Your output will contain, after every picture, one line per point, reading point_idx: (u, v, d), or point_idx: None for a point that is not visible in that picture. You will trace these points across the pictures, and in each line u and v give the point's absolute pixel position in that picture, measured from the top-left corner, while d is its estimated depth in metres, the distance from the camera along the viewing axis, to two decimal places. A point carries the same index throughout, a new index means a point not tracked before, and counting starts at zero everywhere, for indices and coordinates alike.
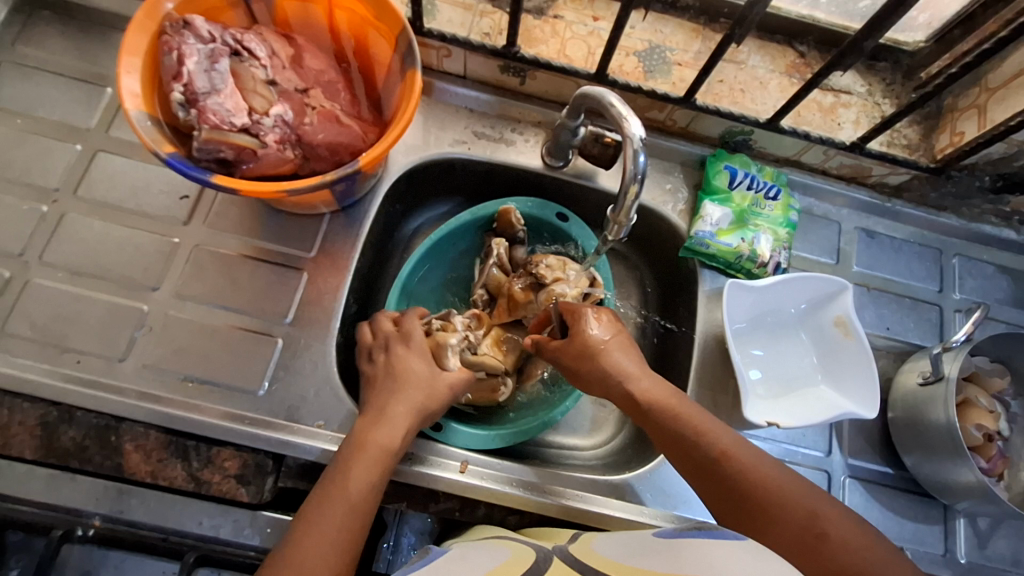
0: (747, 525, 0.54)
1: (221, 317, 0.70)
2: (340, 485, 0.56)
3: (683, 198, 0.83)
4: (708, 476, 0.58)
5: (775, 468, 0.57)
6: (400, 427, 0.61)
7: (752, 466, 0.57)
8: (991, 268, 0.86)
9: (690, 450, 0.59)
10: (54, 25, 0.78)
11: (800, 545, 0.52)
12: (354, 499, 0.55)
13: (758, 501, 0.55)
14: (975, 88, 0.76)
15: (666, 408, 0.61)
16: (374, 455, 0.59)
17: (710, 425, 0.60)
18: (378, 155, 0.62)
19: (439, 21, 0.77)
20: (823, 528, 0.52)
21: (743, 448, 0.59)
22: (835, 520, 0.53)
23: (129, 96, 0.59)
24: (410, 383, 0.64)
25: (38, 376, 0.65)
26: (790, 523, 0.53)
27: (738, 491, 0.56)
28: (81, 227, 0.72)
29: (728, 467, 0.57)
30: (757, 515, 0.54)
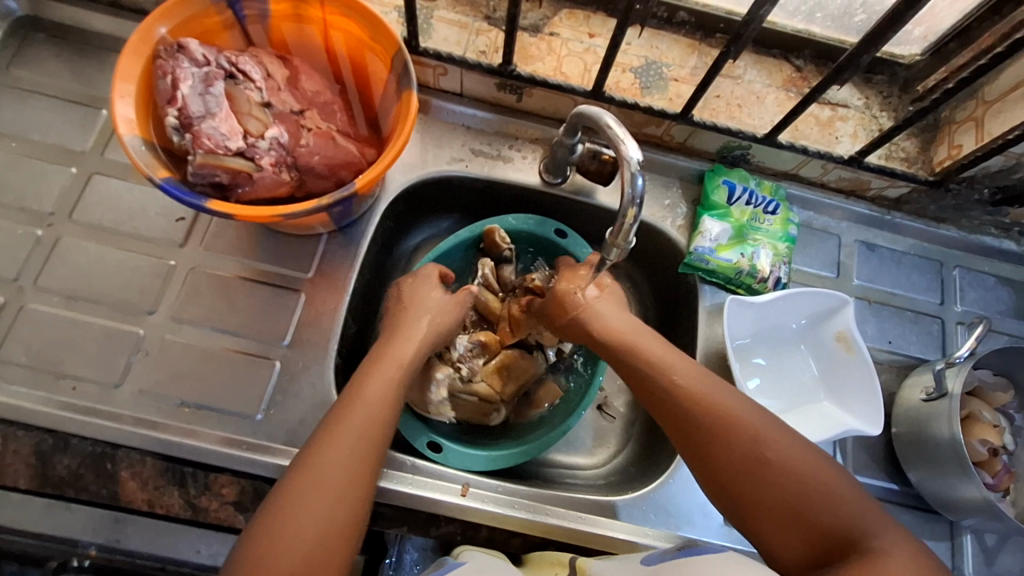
0: (702, 453, 0.57)
1: (218, 340, 0.70)
2: (318, 468, 0.52)
3: (682, 213, 0.83)
4: (663, 409, 0.60)
5: (730, 398, 0.58)
6: (377, 400, 0.57)
7: (706, 393, 0.59)
8: (992, 279, 0.85)
9: (649, 385, 0.61)
10: (49, 47, 0.78)
11: (745, 471, 0.55)
12: (336, 482, 0.52)
13: (709, 428, 0.57)
14: (972, 101, 0.76)
15: (631, 346, 0.64)
16: (352, 427, 0.55)
17: (666, 358, 0.62)
18: (375, 177, 0.62)
19: (435, 39, 0.77)
20: (766, 456, 0.55)
21: (696, 380, 0.60)
22: (778, 447, 0.55)
23: (123, 122, 0.58)
24: (382, 364, 0.61)
25: (33, 403, 0.64)
26: (735, 450, 0.55)
27: (692, 423, 0.58)
28: (76, 251, 0.71)
29: (685, 399, 0.59)
30: (705, 443, 0.57)
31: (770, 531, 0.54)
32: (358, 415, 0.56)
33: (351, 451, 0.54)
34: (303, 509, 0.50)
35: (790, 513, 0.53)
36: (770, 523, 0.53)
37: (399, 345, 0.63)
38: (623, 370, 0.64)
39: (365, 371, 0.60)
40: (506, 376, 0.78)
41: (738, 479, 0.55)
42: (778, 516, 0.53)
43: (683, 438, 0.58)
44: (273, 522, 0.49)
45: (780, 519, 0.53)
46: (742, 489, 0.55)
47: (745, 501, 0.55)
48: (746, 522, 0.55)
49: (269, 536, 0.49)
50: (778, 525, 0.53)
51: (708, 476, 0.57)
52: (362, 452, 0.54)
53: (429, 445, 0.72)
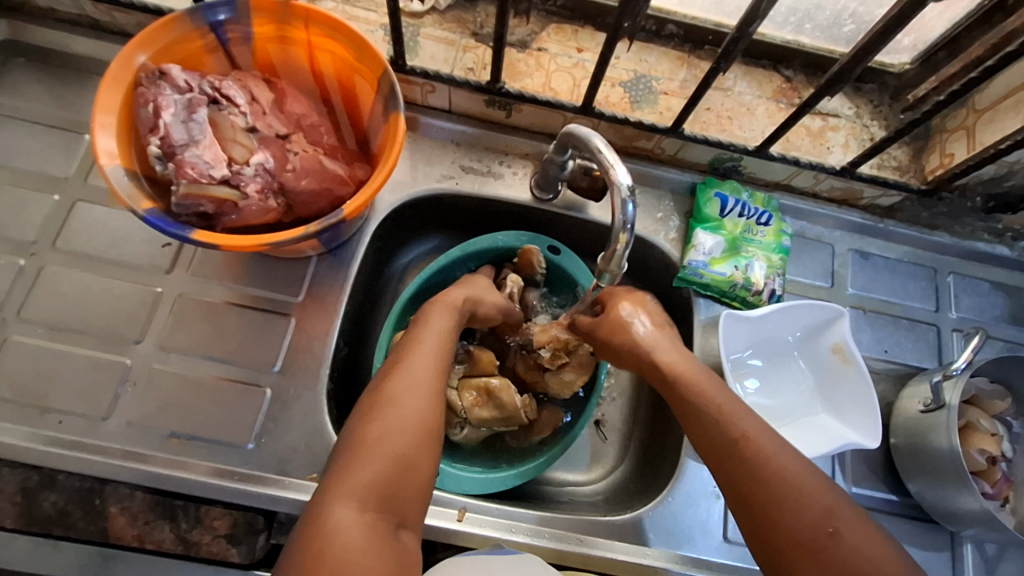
0: (760, 509, 0.52)
1: (208, 368, 0.68)
2: (406, 363, 0.58)
3: (674, 226, 0.82)
4: (725, 458, 0.56)
5: (801, 463, 0.54)
6: (443, 326, 0.64)
7: (776, 456, 0.54)
8: (986, 285, 0.85)
9: (711, 432, 0.57)
10: (28, 72, 0.77)
11: (807, 543, 0.50)
12: (424, 380, 0.57)
13: (774, 486, 0.52)
14: (962, 109, 0.76)
15: (695, 392, 0.60)
16: (428, 346, 0.61)
17: (735, 412, 0.58)
18: (363, 202, 0.61)
19: (422, 57, 0.76)
20: (836, 528, 0.50)
21: (767, 436, 0.56)
22: (854, 526, 0.50)
23: (105, 153, 0.57)
24: (441, 301, 0.67)
25: (18, 439, 0.63)
26: (805, 516, 0.51)
27: (753, 478, 0.53)
28: (60, 280, 0.70)
29: (750, 454, 0.54)
30: (767, 502, 0.52)
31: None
32: (431, 332, 0.62)
33: (433, 357, 0.60)
34: (402, 394, 0.54)
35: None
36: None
37: (455, 290, 0.69)
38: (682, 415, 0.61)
39: (431, 304, 0.67)
40: (487, 399, 0.74)
41: (797, 551, 0.50)
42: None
43: (741, 493, 0.54)
44: (372, 406, 0.54)
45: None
46: (801, 561, 0.50)
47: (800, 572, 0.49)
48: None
49: (370, 425, 0.52)
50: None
51: (765, 539, 0.52)
52: (439, 362, 0.60)
53: None
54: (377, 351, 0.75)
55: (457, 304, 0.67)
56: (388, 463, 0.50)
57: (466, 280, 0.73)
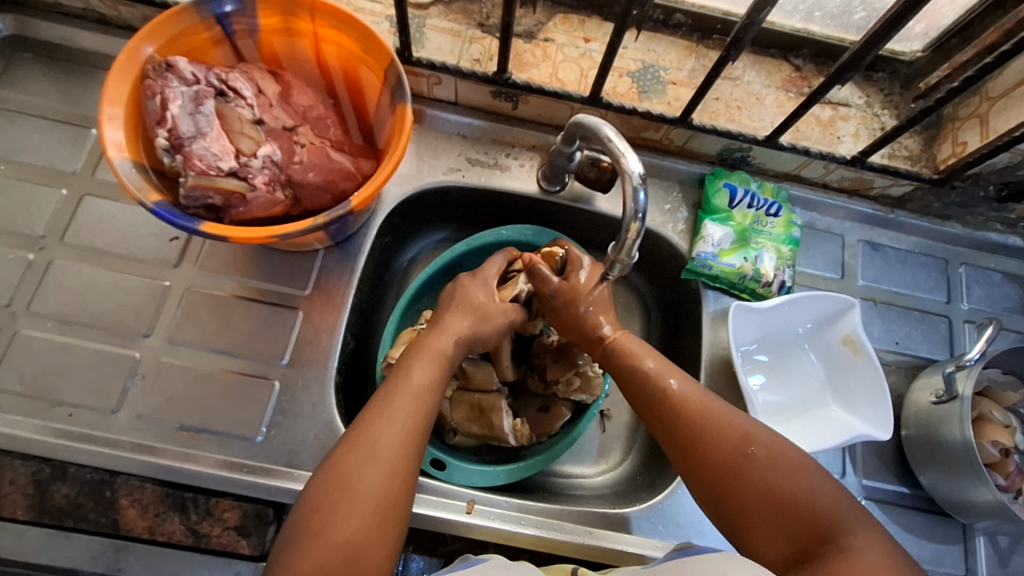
0: (688, 446, 0.57)
1: (216, 361, 0.69)
2: (375, 426, 0.54)
3: (682, 218, 0.81)
4: (653, 410, 0.61)
5: (718, 401, 0.59)
6: (425, 380, 0.58)
7: (693, 397, 0.59)
8: (998, 276, 0.84)
9: (638, 386, 0.62)
10: (35, 66, 0.77)
11: (729, 467, 0.55)
12: (390, 449, 0.53)
13: (695, 427, 0.57)
14: (976, 97, 0.75)
15: (621, 347, 0.65)
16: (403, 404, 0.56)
17: (661, 365, 0.62)
18: (370, 194, 0.61)
19: (428, 48, 0.76)
20: (753, 449, 0.55)
21: (685, 382, 0.61)
22: (768, 442, 0.55)
23: (112, 146, 0.57)
24: (431, 346, 0.61)
25: (30, 432, 0.63)
26: (726, 446, 0.55)
27: (679, 421, 0.58)
28: (69, 274, 0.70)
29: (674, 402, 0.59)
30: (692, 439, 0.57)
31: (756, 528, 0.53)
32: (411, 388, 0.57)
33: (410, 418, 0.55)
34: (365, 466, 0.52)
35: (776, 508, 0.52)
36: (757, 517, 0.52)
37: (452, 322, 0.64)
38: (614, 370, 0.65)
39: (419, 346, 0.61)
40: (478, 416, 0.73)
41: (718, 473, 0.55)
42: (763, 511, 0.52)
43: (671, 437, 0.59)
44: (339, 474, 0.52)
45: (765, 515, 0.52)
46: (728, 486, 0.54)
47: (729, 498, 0.54)
48: (732, 519, 0.54)
49: (334, 492, 0.51)
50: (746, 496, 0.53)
51: (698, 478, 0.56)
52: (412, 426, 0.55)
53: (433, 463, 0.71)
54: (383, 345, 0.74)
55: (447, 347, 0.62)
56: (360, 520, 0.50)
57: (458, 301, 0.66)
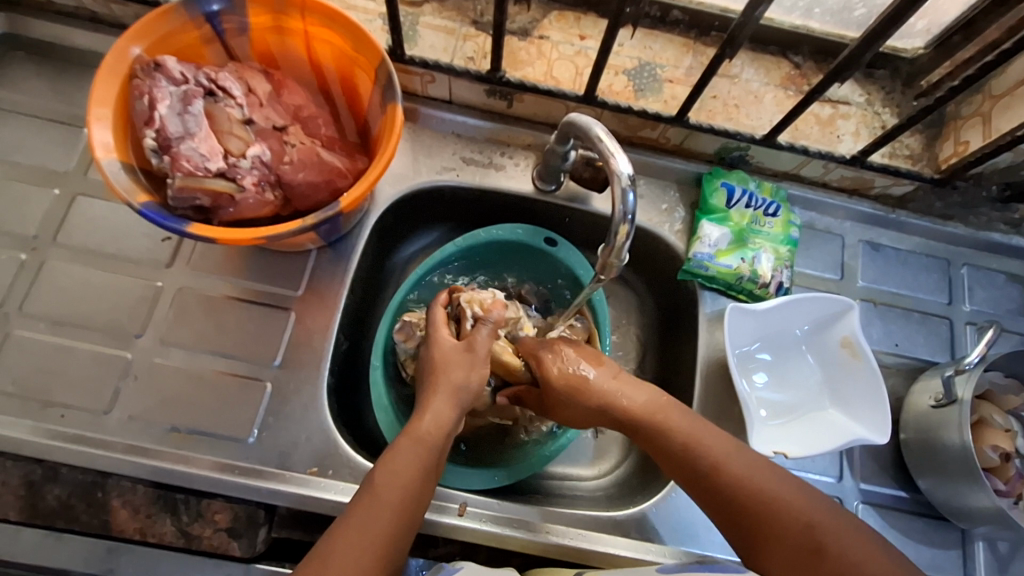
0: (747, 533, 0.55)
1: (208, 362, 0.68)
2: (353, 539, 0.51)
3: (679, 218, 0.80)
4: (702, 491, 0.58)
5: (776, 480, 0.56)
6: (408, 473, 0.55)
7: (744, 478, 0.56)
8: (1001, 277, 0.83)
9: (683, 464, 0.59)
10: (28, 65, 0.76)
11: (796, 560, 0.52)
12: (367, 562, 0.50)
13: (750, 515, 0.55)
14: (979, 95, 0.73)
15: (659, 424, 0.60)
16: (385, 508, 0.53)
17: (705, 437, 0.59)
18: (360, 194, 0.60)
19: (421, 46, 0.75)
20: (819, 542, 0.52)
21: (736, 460, 0.57)
22: (834, 532, 0.53)
23: (100, 146, 0.57)
24: (417, 433, 0.58)
25: (22, 433, 0.63)
26: (788, 539, 0.53)
27: (733, 505, 0.56)
28: (61, 275, 0.70)
29: (726, 481, 0.56)
30: (752, 527, 0.55)
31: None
32: (396, 479, 0.55)
33: (398, 500, 0.54)
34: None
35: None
36: None
37: (435, 406, 0.60)
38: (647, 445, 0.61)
39: (405, 434, 0.58)
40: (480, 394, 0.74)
41: (786, 561, 0.53)
42: None
43: (727, 520, 0.56)
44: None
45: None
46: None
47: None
48: None
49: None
50: None
51: (759, 566, 0.55)
52: (391, 534, 0.53)
53: None
54: (376, 345, 0.74)
55: (435, 436, 0.58)
56: None
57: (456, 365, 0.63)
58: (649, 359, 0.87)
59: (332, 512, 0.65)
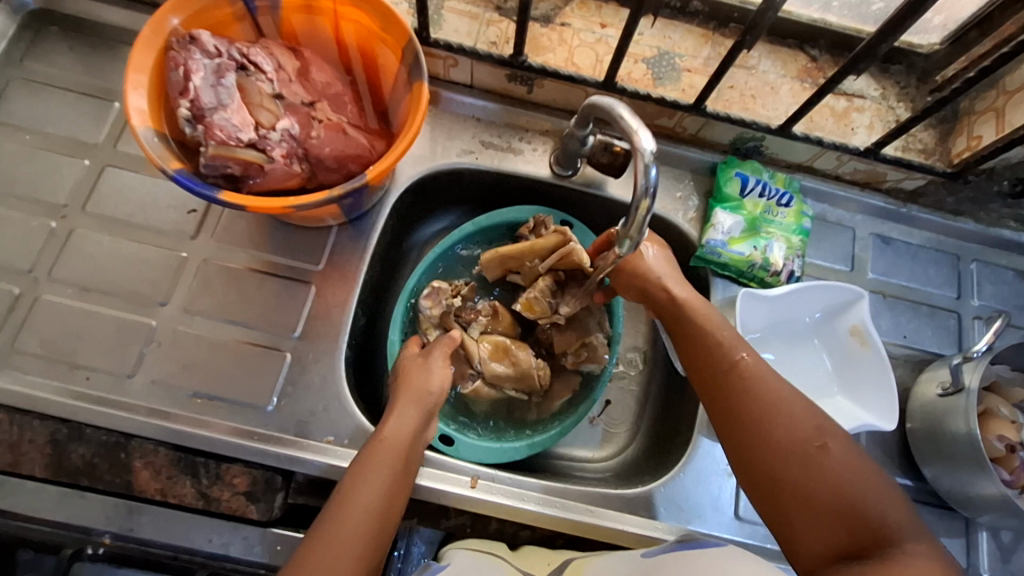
0: (748, 427, 0.56)
1: (230, 332, 0.70)
2: (370, 462, 0.58)
3: (693, 206, 0.82)
4: (716, 382, 0.60)
5: (787, 385, 0.58)
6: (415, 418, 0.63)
7: (763, 377, 0.58)
8: (1009, 273, 0.84)
9: (710, 356, 0.61)
10: (62, 40, 0.78)
11: (798, 457, 0.54)
12: (389, 476, 0.58)
13: (766, 406, 0.56)
14: (992, 91, 0.74)
15: (699, 319, 0.64)
16: (386, 458, 0.59)
17: (732, 338, 0.62)
18: (386, 168, 0.62)
19: (446, 30, 0.76)
20: (824, 443, 0.54)
21: (758, 361, 0.60)
22: (840, 438, 0.55)
23: (136, 113, 0.59)
24: (415, 387, 0.65)
25: (49, 393, 0.65)
26: (796, 430, 0.55)
27: (745, 396, 0.57)
28: (89, 242, 0.71)
29: (743, 375, 0.59)
30: (755, 417, 0.56)
31: (807, 527, 0.52)
32: (370, 479, 0.57)
33: (373, 494, 0.56)
34: (368, 496, 0.56)
35: (836, 507, 0.51)
36: (806, 505, 0.52)
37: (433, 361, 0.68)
38: (684, 342, 0.64)
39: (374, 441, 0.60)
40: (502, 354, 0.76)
41: (788, 461, 0.54)
42: (826, 502, 0.52)
43: (729, 412, 0.58)
44: (342, 490, 0.57)
45: (826, 513, 0.52)
46: (778, 466, 0.54)
47: (787, 481, 0.53)
48: (781, 512, 0.53)
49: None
50: (801, 483, 0.53)
51: (752, 461, 0.56)
52: (405, 461, 0.60)
53: (440, 437, 0.72)
54: (393, 321, 0.76)
55: (401, 441, 0.61)
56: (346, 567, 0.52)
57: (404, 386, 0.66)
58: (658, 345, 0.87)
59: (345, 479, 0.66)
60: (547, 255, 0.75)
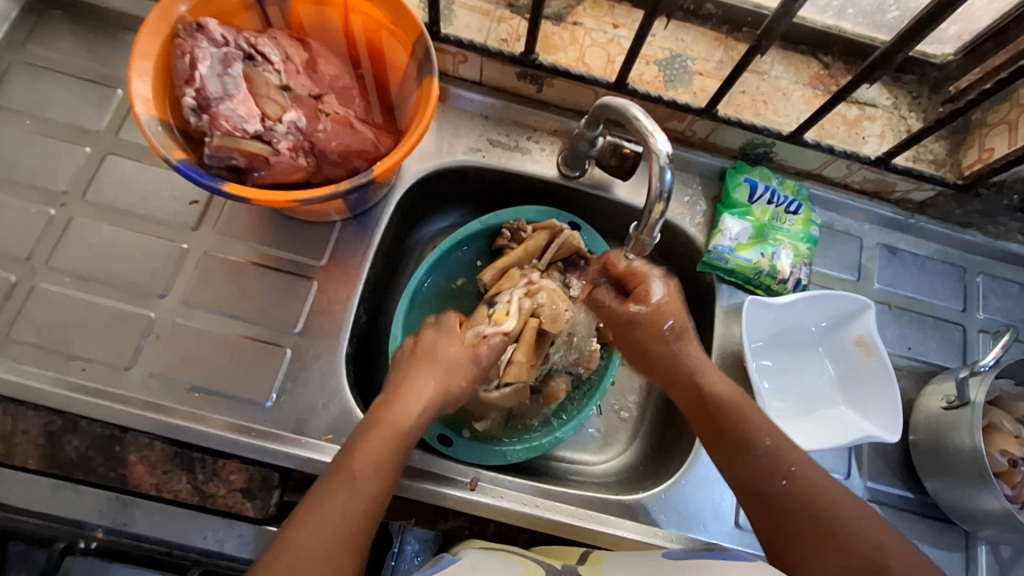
0: (799, 536, 0.55)
1: (230, 326, 0.69)
2: (325, 516, 0.53)
3: (701, 211, 0.81)
4: (762, 494, 0.58)
5: (853, 504, 0.55)
6: (369, 464, 0.56)
7: (821, 491, 0.56)
8: (1016, 287, 0.84)
9: (758, 466, 0.59)
10: (64, 25, 0.77)
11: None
12: (342, 526, 0.53)
13: (820, 521, 0.54)
14: (1005, 104, 0.74)
15: (744, 422, 0.61)
16: (347, 481, 0.55)
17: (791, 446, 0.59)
18: (393, 164, 0.60)
19: (456, 26, 0.75)
20: (882, 564, 0.51)
21: (814, 478, 0.57)
22: (901, 559, 0.52)
23: (140, 101, 0.58)
24: (386, 424, 0.59)
25: (43, 383, 0.64)
26: (851, 553, 0.52)
27: (798, 511, 0.56)
28: (88, 232, 0.70)
29: (795, 487, 0.57)
30: (810, 533, 0.54)
31: None
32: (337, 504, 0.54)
33: (342, 522, 0.53)
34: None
35: None
36: None
37: (416, 384, 0.61)
38: (721, 443, 0.61)
39: (342, 465, 0.56)
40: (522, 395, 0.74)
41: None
42: None
43: (777, 523, 0.56)
44: (302, 528, 0.52)
45: None
46: None
47: None
48: None
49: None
50: None
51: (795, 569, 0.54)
52: (362, 502, 0.54)
53: (439, 439, 0.71)
54: (396, 319, 0.75)
55: (366, 478, 0.55)
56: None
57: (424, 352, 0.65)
58: None
59: None
60: (542, 253, 0.78)
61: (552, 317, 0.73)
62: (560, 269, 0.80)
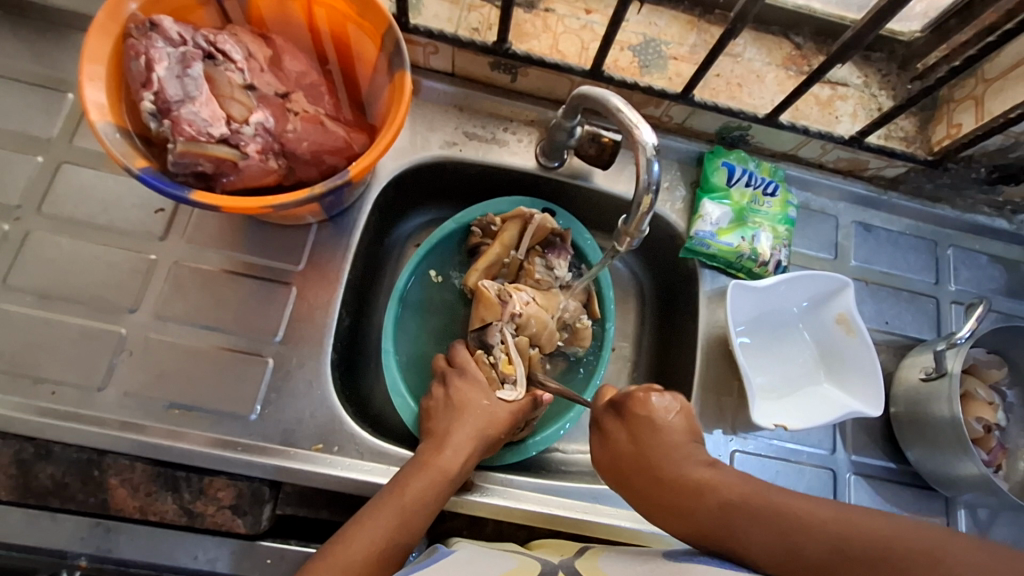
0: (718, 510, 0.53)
1: (206, 338, 0.66)
2: (356, 534, 0.55)
3: (680, 196, 0.81)
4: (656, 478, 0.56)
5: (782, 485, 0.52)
6: (419, 500, 0.58)
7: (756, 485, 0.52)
8: (984, 258, 0.86)
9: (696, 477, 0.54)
10: (4, 25, 0.72)
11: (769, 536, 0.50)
12: (371, 549, 0.55)
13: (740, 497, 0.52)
14: (971, 79, 0.75)
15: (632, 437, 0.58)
16: (396, 507, 0.57)
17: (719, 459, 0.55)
18: (368, 164, 0.58)
19: (425, 15, 0.73)
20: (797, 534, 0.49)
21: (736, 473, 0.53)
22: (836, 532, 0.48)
23: (94, 107, 0.54)
24: (433, 463, 0.61)
25: (9, 410, 0.61)
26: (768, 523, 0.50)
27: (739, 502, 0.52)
28: (47, 246, 0.66)
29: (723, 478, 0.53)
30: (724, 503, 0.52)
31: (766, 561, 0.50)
32: (373, 529, 0.56)
33: (375, 546, 0.55)
34: None
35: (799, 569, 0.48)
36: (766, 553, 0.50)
37: (461, 433, 0.63)
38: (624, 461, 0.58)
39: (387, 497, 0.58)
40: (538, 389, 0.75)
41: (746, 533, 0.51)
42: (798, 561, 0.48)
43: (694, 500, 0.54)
44: (340, 543, 0.55)
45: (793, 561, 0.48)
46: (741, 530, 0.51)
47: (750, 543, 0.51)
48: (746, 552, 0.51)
49: None
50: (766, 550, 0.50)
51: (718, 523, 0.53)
52: (401, 530, 0.57)
53: None
54: (386, 327, 0.73)
55: (415, 509, 0.58)
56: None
57: (453, 405, 0.66)
58: (647, 329, 0.88)
59: (335, 488, 0.64)
60: (517, 244, 0.77)
61: (547, 340, 0.75)
62: (540, 253, 0.79)
